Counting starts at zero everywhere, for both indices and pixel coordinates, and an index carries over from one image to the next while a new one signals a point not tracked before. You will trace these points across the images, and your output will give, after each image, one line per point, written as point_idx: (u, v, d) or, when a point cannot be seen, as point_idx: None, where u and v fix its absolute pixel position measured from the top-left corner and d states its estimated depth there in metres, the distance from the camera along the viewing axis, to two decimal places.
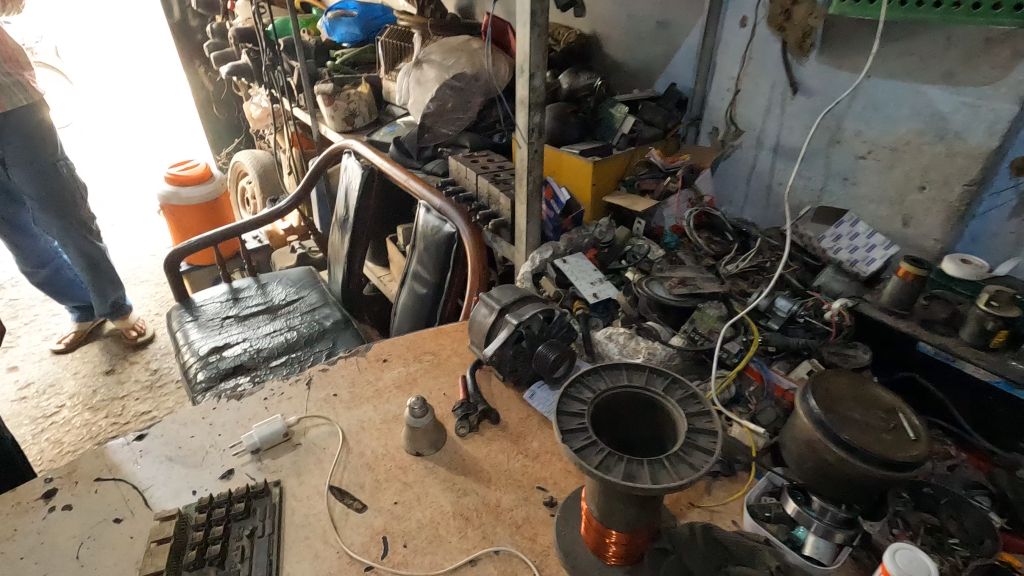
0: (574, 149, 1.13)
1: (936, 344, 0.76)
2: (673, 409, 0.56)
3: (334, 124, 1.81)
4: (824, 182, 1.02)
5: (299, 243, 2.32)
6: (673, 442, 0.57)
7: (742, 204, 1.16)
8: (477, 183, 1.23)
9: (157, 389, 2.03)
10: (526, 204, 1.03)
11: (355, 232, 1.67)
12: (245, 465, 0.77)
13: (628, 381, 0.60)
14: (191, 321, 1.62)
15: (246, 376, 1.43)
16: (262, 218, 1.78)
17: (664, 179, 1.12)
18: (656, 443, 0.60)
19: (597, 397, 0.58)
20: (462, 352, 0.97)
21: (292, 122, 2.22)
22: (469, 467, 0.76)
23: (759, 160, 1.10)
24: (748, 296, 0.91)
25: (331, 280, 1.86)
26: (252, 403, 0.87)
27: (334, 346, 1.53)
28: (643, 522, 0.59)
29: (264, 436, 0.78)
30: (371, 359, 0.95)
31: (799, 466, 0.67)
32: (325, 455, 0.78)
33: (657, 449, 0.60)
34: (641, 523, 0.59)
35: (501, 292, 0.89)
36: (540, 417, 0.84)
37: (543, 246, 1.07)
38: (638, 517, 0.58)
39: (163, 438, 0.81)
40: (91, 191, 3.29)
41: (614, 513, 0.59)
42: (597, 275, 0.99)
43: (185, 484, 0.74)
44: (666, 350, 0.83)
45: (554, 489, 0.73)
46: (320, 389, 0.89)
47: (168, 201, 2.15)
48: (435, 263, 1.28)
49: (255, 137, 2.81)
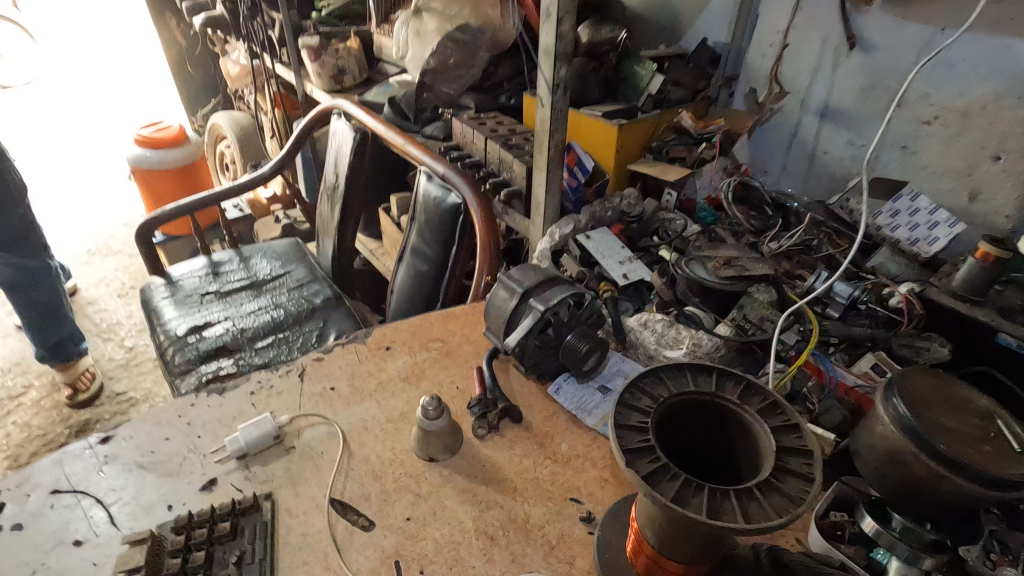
0: (596, 111, 1.00)
1: (1020, 337, 0.66)
2: (754, 422, 0.47)
3: (321, 82, 1.65)
4: (878, 151, 0.90)
5: (284, 213, 2.17)
6: (752, 469, 0.47)
7: (779, 175, 1.06)
8: (485, 148, 1.10)
9: (133, 367, 1.90)
10: (545, 172, 0.91)
11: (346, 202, 1.53)
12: (231, 474, 0.66)
13: (694, 386, 0.50)
14: (167, 297, 1.49)
15: (229, 358, 1.31)
16: (244, 185, 1.63)
17: (697, 146, 1.00)
18: (724, 466, 0.50)
19: (661, 406, 0.48)
20: (474, 339, 0.86)
21: (275, 81, 2.04)
22: (491, 476, 0.66)
23: (802, 125, 0.99)
24: (799, 279, 0.82)
25: (320, 254, 1.73)
26: (237, 399, 0.76)
27: (326, 326, 1.41)
28: (710, 553, 0.49)
29: (252, 440, 0.68)
30: (371, 347, 0.84)
31: (879, 479, 0.58)
32: (323, 461, 0.68)
33: (726, 474, 0.50)
34: (709, 555, 0.49)
35: (522, 273, 0.78)
36: (568, 415, 0.74)
37: (563, 219, 0.96)
38: (704, 549, 0.49)
39: (133, 442, 0.70)
40: (57, 154, 3.08)
41: (676, 544, 0.49)
42: (626, 253, 0.89)
43: (159, 498, 0.63)
44: (713, 341, 0.73)
45: (591, 502, 0.64)
46: (315, 382, 0.78)
47: (139, 166, 1.98)
48: (438, 237, 1.16)
49: (234, 98, 2.61)
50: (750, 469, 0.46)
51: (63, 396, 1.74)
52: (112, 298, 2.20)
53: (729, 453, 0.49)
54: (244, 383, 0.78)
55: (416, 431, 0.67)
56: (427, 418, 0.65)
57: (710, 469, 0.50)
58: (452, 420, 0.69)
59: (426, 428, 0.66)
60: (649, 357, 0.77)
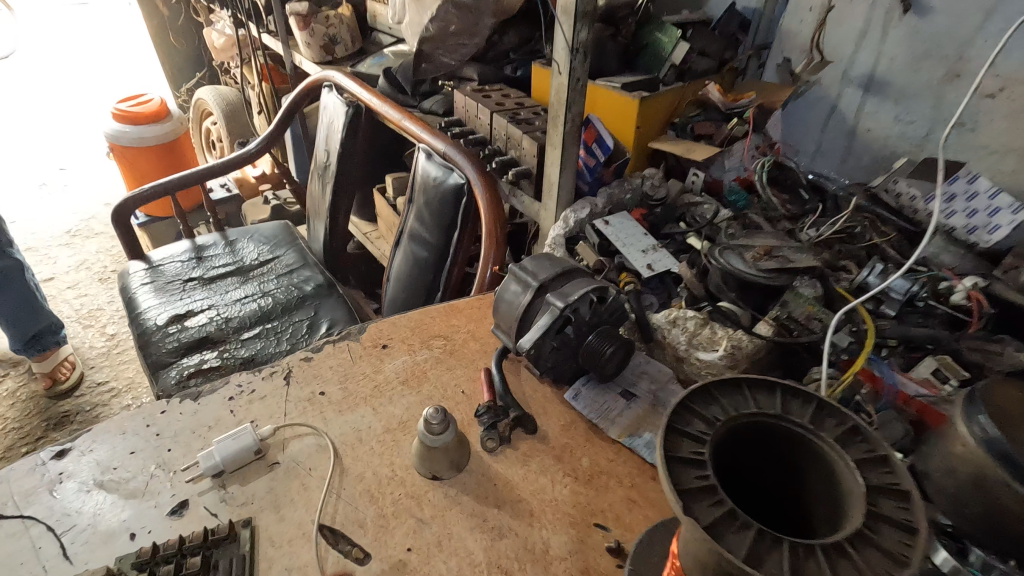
0: (614, 83, 0.90)
1: None
2: (829, 451, 0.38)
3: (311, 52, 1.54)
4: (930, 128, 0.81)
5: (273, 194, 2.06)
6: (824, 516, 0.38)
7: (812, 155, 0.97)
8: (491, 123, 1.00)
9: (115, 355, 1.81)
10: (560, 150, 0.82)
11: (338, 183, 1.43)
12: (204, 495, 0.58)
13: (755, 407, 0.42)
14: (147, 283, 1.39)
15: (213, 350, 1.21)
16: (228, 163, 1.52)
17: (726, 123, 0.91)
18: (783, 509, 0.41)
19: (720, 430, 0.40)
20: (480, 336, 0.77)
21: (262, 53, 1.92)
22: (504, 497, 0.58)
23: (841, 100, 0.90)
24: (842, 270, 0.74)
25: (310, 237, 1.63)
26: (214, 405, 0.67)
27: (317, 315, 1.32)
28: None
29: (229, 455, 0.59)
30: (365, 345, 0.76)
31: (955, 509, 0.50)
32: (311, 480, 0.59)
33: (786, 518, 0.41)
34: None
35: (536, 264, 0.69)
36: (588, 424, 0.66)
37: (578, 202, 0.86)
38: None
39: (93, 456, 0.61)
40: (36, 130, 2.94)
41: None
42: (650, 241, 0.80)
43: (120, 524, 0.55)
44: (754, 342, 0.64)
45: (618, 528, 0.56)
46: (302, 386, 0.70)
47: (117, 142, 1.86)
48: (439, 222, 1.06)
49: (220, 72, 2.48)
50: (824, 510, 0.38)
51: (40, 387, 1.65)
52: (93, 282, 2.10)
53: (791, 485, 0.41)
54: (222, 386, 0.69)
55: (417, 445, 0.59)
56: (430, 432, 0.57)
57: (763, 500, 0.42)
58: (458, 433, 0.60)
59: (430, 443, 0.57)
60: (679, 359, 0.69)
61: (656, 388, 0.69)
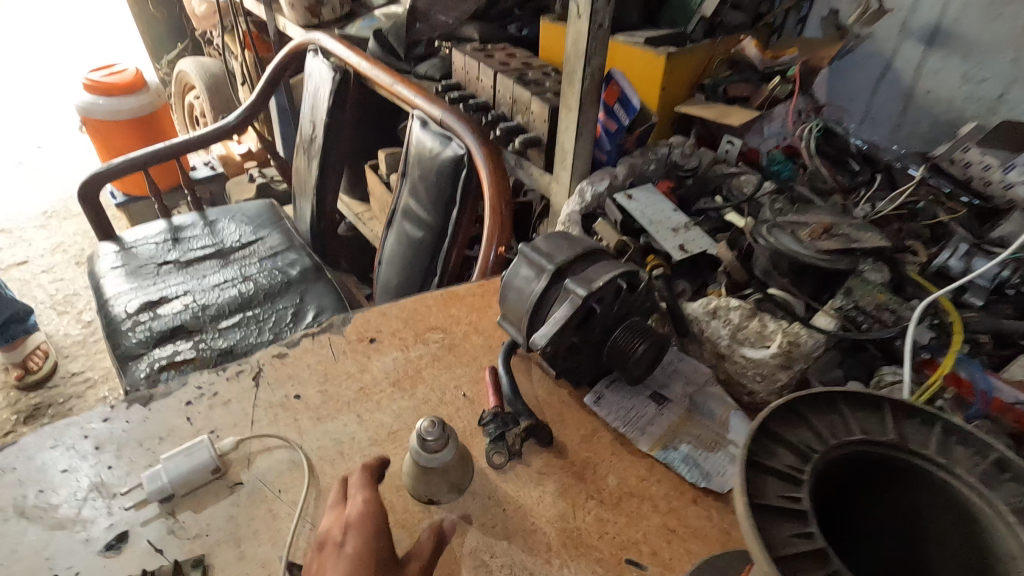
0: (636, 37, 0.79)
1: None
2: (963, 490, 0.28)
3: (295, 14, 1.40)
4: (1006, 87, 0.70)
5: (259, 172, 1.94)
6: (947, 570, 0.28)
7: (859, 123, 0.85)
8: (494, 85, 0.89)
9: (91, 343, 1.70)
10: (576, 113, 0.70)
11: (326, 157, 1.31)
12: (149, 525, 0.47)
13: (860, 434, 0.31)
14: (118, 266, 1.27)
15: (187, 341, 1.10)
16: (206, 136, 1.40)
17: (764, 83, 0.80)
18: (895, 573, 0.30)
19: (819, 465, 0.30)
20: (484, 329, 0.67)
21: (244, 18, 1.78)
22: (515, 526, 0.48)
23: (897, 57, 0.78)
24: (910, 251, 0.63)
25: (297, 217, 1.51)
26: (167, 412, 0.57)
27: (303, 302, 1.21)
28: None
29: (180, 476, 0.49)
30: (350, 339, 0.65)
31: None
32: (280, 505, 0.49)
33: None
34: None
35: (550, 244, 0.58)
36: (613, 435, 0.55)
37: (596, 174, 0.75)
38: None
39: (17, 476, 0.51)
40: (11, 105, 2.79)
41: None
42: (681, 217, 0.69)
43: (44, 564, 0.45)
44: (814, 337, 0.53)
45: (655, 566, 0.46)
46: (274, 388, 0.59)
47: (89, 115, 1.73)
48: (436, 198, 0.95)
49: (203, 42, 2.33)
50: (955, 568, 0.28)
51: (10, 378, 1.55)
52: (69, 266, 1.98)
53: (900, 524, 0.30)
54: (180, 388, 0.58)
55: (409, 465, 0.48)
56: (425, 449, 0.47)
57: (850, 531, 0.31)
58: (461, 448, 0.50)
59: (424, 463, 0.47)
60: (719, 357, 0.59)
61: (693, 390, 0.58)
